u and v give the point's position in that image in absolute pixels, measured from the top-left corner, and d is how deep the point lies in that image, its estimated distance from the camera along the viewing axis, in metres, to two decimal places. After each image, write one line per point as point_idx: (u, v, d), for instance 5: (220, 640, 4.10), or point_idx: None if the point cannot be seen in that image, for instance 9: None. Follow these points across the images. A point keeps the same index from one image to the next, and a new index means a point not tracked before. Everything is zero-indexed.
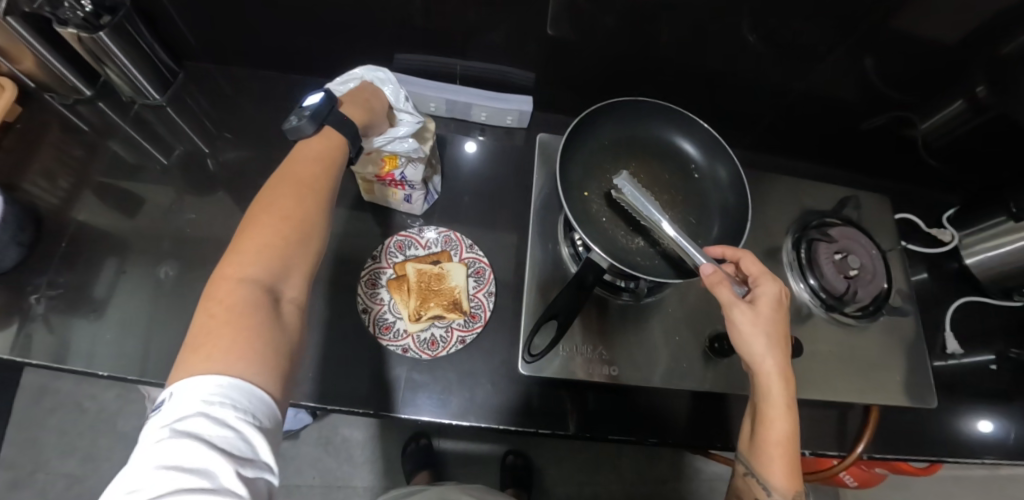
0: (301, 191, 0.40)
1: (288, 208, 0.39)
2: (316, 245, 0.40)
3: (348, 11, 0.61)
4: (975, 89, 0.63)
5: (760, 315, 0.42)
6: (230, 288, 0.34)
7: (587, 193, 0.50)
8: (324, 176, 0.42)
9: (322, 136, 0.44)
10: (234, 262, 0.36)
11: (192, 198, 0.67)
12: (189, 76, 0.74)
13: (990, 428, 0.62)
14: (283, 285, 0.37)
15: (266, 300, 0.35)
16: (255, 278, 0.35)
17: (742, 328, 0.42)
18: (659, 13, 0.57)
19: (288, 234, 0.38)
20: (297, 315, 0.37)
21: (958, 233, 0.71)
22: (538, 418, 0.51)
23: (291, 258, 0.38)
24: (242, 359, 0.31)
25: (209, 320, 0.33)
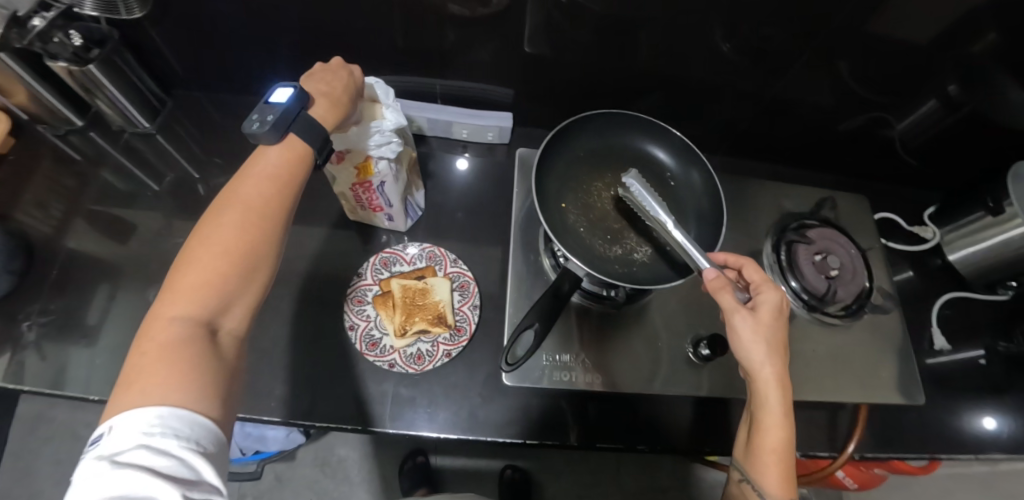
0: (251, 214, 0.38)
1: (231, 238, 0.37)
2: (263, 273, 0.38)
3: (331, 36, 0.63)
4: (945, 86, 0.64)
5: (761, 322, 0.42)
6: (162, 326, 0.34)
7: (565, 205, 0.50)
8: (277, 196, 0.40)
9: (287, 144, 0.42)
10: (169, 297, 0.35)
11: (182, 223, 0.68)
12: (178, 104, 0.75)
13: (981, 423, 0.62)
14: (221, 318, 0.36)
15: (202, 336, 0.34)
16: (188, 314, 0.34)
17: (742, 334, 0.42)
18: (629, 27, 0.59)
19: (227, 267, 0.36)
20: (235, 347, 0.37)
21: (939, 230, 0.72)
22: (528, 428, 0.51)
23: (229, 292, 0.36)
24: (184, 391, 0.31)
25: (141, 357, 0.32)
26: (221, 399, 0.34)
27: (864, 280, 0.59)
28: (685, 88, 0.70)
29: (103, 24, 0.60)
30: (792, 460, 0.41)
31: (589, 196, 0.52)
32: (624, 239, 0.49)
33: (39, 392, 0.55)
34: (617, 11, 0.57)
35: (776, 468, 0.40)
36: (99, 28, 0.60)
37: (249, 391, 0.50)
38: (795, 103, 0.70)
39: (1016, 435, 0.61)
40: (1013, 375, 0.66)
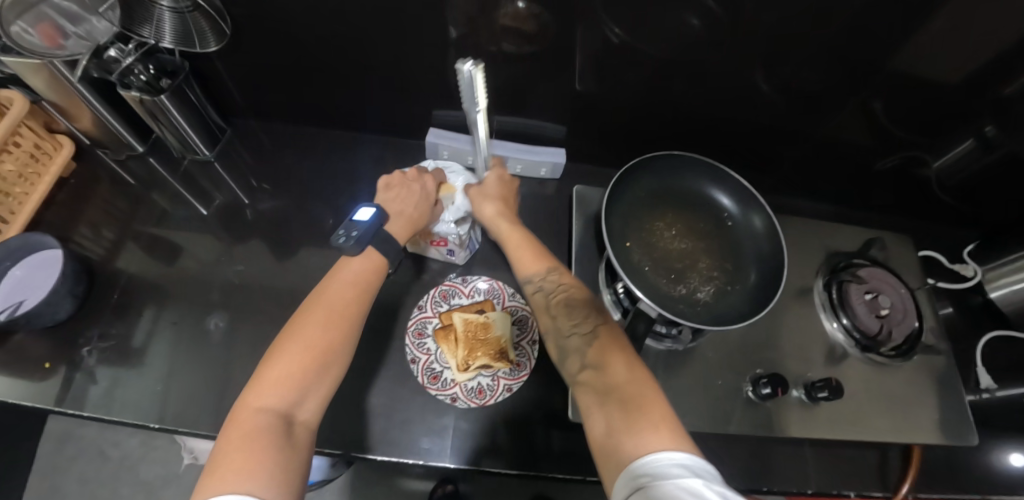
0: (330, 315, 0.44)
1: (313, 336, 0.42)
2: (337, 368, 0.42)
3: (391, 72, 0.65)
4: (984, 129, 0.66)
5: (485, 187, 0.55)
6: (250, 417, 0.37)
7: (629, 244, 0.52)
8: (354, 300, 0.45)
9: (366, 256, 0.48)
10: (258, 387, 0.39)
11: (236, 249, 0.69)
12: (234, 132, 0.77)
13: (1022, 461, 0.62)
14: (298, 410, 0.40)
15: (281, 425, 0.38)
16: (271, 406, 0.38)
17: (487, 211, 0.53)
18: (682, 69, 0.61)
19: (309, 363, 0.41)
20: (307, 438, 0.39)
21: (980, 268, 0.73)
22: (589, 465, 0.51)
23: (308, 384, 0.40)
24: (256, 486, 0.33)
25: (228, 444, 0.36)
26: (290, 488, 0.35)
27: (914, 321, 0.59)
28: (730, 126, 0.71)
29: (178, 56, 0.62)
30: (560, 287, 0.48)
31: (651, 235, 0.53)
32: (688, 279, 0.50)
33: (99, 418, 0.56)
34: (670, 52, 0.59)
35: (537, 263, 0.49)
36: (172, 60, 0.62)
37: None
38: (837, 141, 0.72)
39: None
40: None
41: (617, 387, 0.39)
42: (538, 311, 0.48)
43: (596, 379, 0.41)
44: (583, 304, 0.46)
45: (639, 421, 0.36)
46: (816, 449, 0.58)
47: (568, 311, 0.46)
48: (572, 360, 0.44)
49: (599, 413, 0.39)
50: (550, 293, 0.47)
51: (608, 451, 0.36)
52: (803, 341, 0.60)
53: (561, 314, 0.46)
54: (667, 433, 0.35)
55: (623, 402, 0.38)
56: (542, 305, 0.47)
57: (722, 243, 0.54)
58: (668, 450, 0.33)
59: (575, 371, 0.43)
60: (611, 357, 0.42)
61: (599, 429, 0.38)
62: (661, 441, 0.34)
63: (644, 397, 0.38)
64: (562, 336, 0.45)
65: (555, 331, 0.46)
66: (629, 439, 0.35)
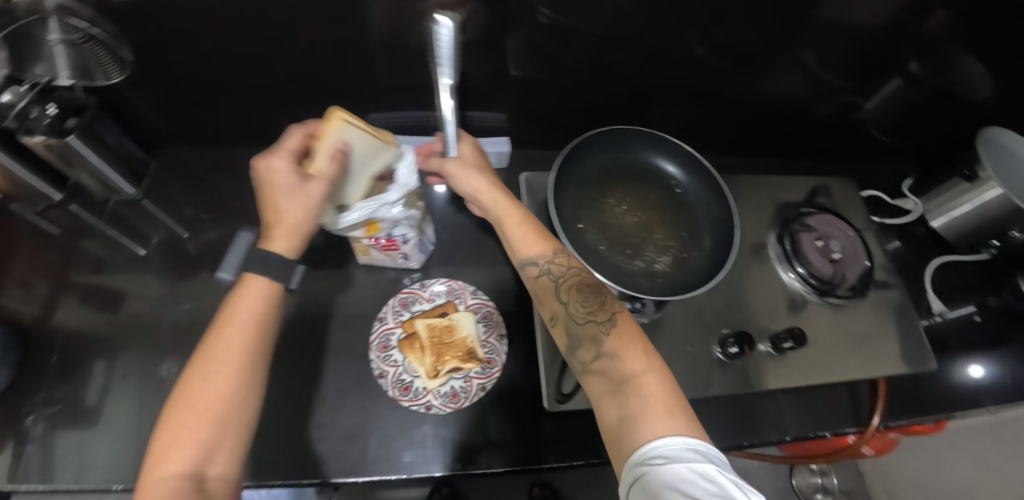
0: (220, 356, 0.39)
1: (201, 386, 0.37)
2: (240, 411, 0.38)
3: (319, 79, 0.62)
4: (910, 66, 0.69)
5: (464, 159, 0.53)
6: (152, 488, 0.33)
7: (582, 226, 0.51)
8: (246, 335, 0.40)
9: (249, 285, 0.42)
10: (155, 457, 0.35)
11: (181, 286, 0.66)
12: (160, 164, 0.73)
13: (980, 373, 0.66)
14: (208, 465, 0.35)
15: (188, 488, 0.33)
16: (174, 470, 0.34)
17: (476, 182, 0.51)
18: (615, 41, 0.61)
19: (206, 415, 0.36)
20: (227, 492, 0.36)
21: (920, 201, 0.77)
22: (575, 450, 0.51)
23: (210, 438, 0.36)
24: None
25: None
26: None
27: (866, 260, 0.61)
28: (670, 93, 0.71)
29: (79, 92, 0.58)
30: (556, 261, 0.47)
31: (603, 214, 0.52)
32: (644, 253, 0.50)
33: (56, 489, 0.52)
34: (602, 26, 0.58)
35: (542, 245, 0.47)
36: (75, 96, 0.58)
37: (287, 455, 0.48)
38: (775, 95, 0.73)
39: (1016, 384, 0.66)
40: (1005, 328, 0.71)
41: (635, 374, 0.38)
42: (545, 296, 0.45)
43: (611, 368, 0.39)
44: (596, 291, 0.44)
45: (656, 409, 0.36)
46: (789, 397, 0.59)
47: (580, 297, 0.44)
48: (586, 349, 0.42)
49: (613, 401, 0.38)
50: (561, 278, 0.45)
51: (620, 435, 0.35)
52: (765, 295, 0.61)
53: (573, 299, 0.44)
54: (682, 420, 0.35)
55: (641, 390, 0.37)
56: (552, 291, 0.45)
57: (673, 211, 0.54)
58: (683, 436, 0.34)
59: (588, 360, 0.41)
60: (628, 343, 0.41)
61: (612, 418, 0.37)
62: (676, 427, 0.34)
63: (662, 384, 0.37)
64: (574, 322, 0.43)
65: (565, 317, 0.44)
66: (644, 425, 0.35)
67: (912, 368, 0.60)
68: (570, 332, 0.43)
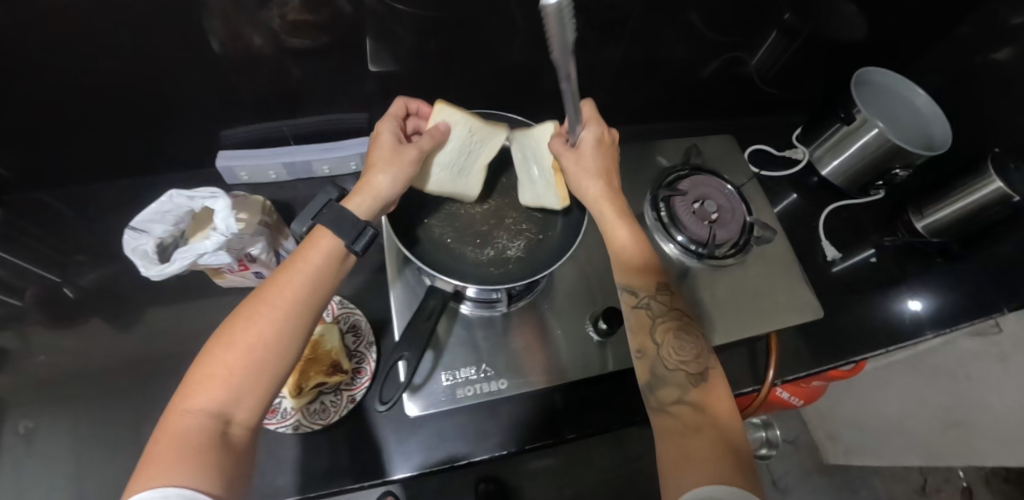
0: (276, 306, 0.40)
1: (255, 329, 0.39)
2: (282, 362, 0.40)
3: (160, 101, 0.59)
4: (782, 16, 0.68)
5: (580, 156, 0.50)
6: (182, 414, 0.36)
7: (429, 221, 0.55)
8: (301, 297, 0.42)
9: (313, 238, 0.45)
10: (189, 387, 0.37)
11: (52, 335, 0.62)
12: (16, 210, 0.68)
13: (921, 305, 0.68)
14: (235, 409, 0.38)
15: (213, 426, 0.36)
16: (203, 406, 0.36)
17: (590, 189, 0.50)
18: (463, 27, 0.58)
19: (254, 359, 0.38)
20: (246, 437, 0.38)
21: (808, 149, 0.77)
22: (456, 449, 0.52)
23: (247, 382, 0.38)
24: (188, 473, 0.33)
25: (156, 446, 0.35)
26: (226, 486, 0.35)
27: (744, 216, 0.61)
28: (543, 73, 0.69)
29: None
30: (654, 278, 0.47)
31: (452, 209, 0.57)
32: (493, 240, 0.55)
33: None
34: (456, 12, 0.56)
35: (646, 280, 0.47)
36: None
37: None
38: (653, 61, 0.72)
39: (910, 319, 0.67)
40: (900, 265, 0.72)
41: (709, 426, 0.39)
42: (639, 329, 0.46)
43: (688, 413, 0.40)
44: (694, 342, 0.44)
45: (721, 457, 0.36)
46: None
47: (677, 344, 0.44)
48: (668, 391, 0.43)
49: (677, 439, 0.39)
50: (659, 317, 0.46)
51: (680, 461, 0.37)
52: None
53: (666, 341, 0.45)
54: (736, 473, 0.35)
55: (714, 441, 0.38)
56: (647, 325, 0.45)
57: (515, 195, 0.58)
58: (735, 484, 0.34)
59: (668, 400, 0.42)
60: (713, 396, 0.42)
61: (672, 449, 0.38)
62: (733, 476, 0.35)
63: (734, 442, 0.38)
64: (663, 365, 0.44)
65: (654, 356, 0.45)
66: (704, 461, 0.36)
67: (802, 318, 0.61)
68: (655, 372, 0.44)
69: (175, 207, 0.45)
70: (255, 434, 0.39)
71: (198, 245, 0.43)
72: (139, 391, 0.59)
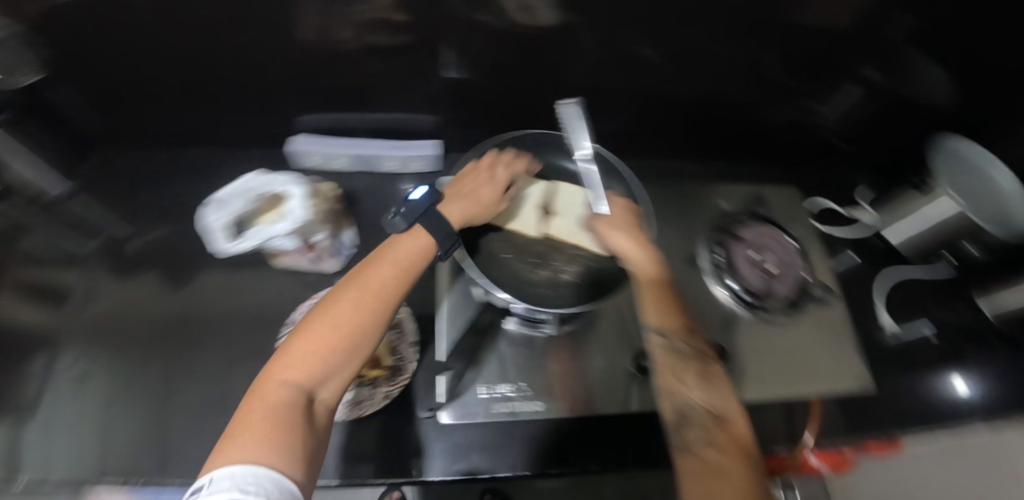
0: (370, 292, 0.41)
1: (348, 312, 0.39)
2: (367, 347, 0.39)
3: (247, 81, 0.62)
4: (864, 72, 0.67)
5: (612, 216, 0.51)
6: (273, 388, 0.35)
7: (488, 232, 0.57)
8: (397, 284, 0.42)
9: (413, 235, 0.45)
10: (283, 359, 0.37)
11: (112, 284, 0.65)
12: (98, 164, 0.72)
13: (967, 388, 0.64)
14: (321, 388, 0.37)
15: (302, 402, 0.35)
16: (296, 379, 0.36)
17: (620, 240, 0.48)
18: (543, 43, 0.59)
19: (344, 340, 0.38)
20: (325, 416, 0.37)
21: (876, 212, 0.74)
22: (481, 462, 0.52)
23: (333, 363, 0.37)
24: (275, 452, 0.31)
25: (249, 412, 0.33)
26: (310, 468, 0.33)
27: (801, 273, 0.60)
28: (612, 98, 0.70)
29: None
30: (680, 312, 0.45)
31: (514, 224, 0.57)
32: (549, 262, 0.55)
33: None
34: (538, 27, 0.56)
35: (675, 322, 0.44)
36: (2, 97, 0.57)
37: None
38: (724, 100, 0.71)
39: (963, 400, 0.63)
40: (958, 346, 0.68)
41: (735, 475, 0.36)
42: (665, 371, 0.43)
43: (711, 459, 0.37)
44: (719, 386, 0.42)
45: None
46: None
47: (702, 385, 0.41)
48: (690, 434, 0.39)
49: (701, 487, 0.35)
50: (685, 358, 0.42)
51: None
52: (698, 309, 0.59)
53: (692, 385, 0.42)
54: None
55: (737, 489, 0.35)
56: (674, 367, 0.42)
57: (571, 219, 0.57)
58: None
59: (689, 444, 0.39)
60: (737, 441, 0.38)
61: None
62: None
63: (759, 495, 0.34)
64: (688, 408, 0.41)
65: (679, 397, 0.42)
66: None
67: (853, 388, 0.59)
68: (678, 412, 0.41)
69: (255, 187, 0.56)
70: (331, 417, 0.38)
71: (272, 229, 0.53)
72: (184, 353, 0.61)
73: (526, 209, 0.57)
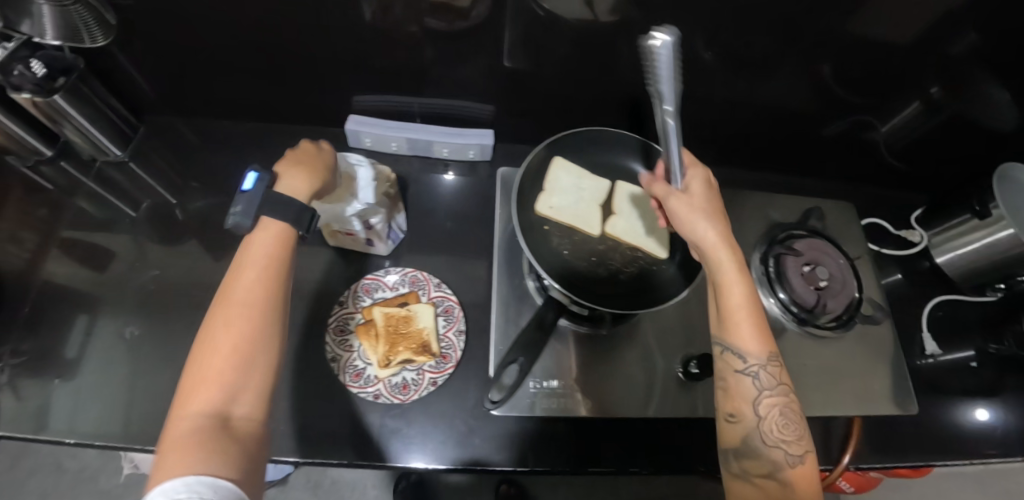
0: (251, 301, 0.39)
1: (234, 326, 0.38)
2: (269, 350, 0.39)
3: (305, 58, 0.62)
4: (930, 90, 0.65)
5: (692, 197, 0.47)
6: (184, 423, 0.34)
7: (547, 228, 0.57)
8: (271, 287, 0.41)
9: (266, 233, 0.43)
10: (185, 392, 0.36)
11: (158, 249, 0.66)
12: (151, 130, 0.73)
13: (987, 416, 0.63)
14: (237, 404, 0.36)
15: (219, 422, 0.34)
16: (201, 406, 0.35)
17: (703, 230, 0.45)
18: (608, 40, 0.57)
19: (241, 352, 0.37)
20: (257, 428, 0.36)
21: (927, 233, 0.73)
22: (517, 456, 0.52)
23: (237, 378, 0.37)
24: (200, 464, 0.31)
25: (163, 448, 0.33)
26: (247, 473, 0.34)
27: (853, 291, 0.59)
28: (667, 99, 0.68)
29: (68, 53, 0.58)
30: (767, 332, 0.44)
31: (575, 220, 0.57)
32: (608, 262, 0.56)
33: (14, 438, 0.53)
34: (600, 22, 0.55)
35: (760, 347, 0.43)
36: (64, 57, 0.57)
37: None
38: (780, 109, 0.69)
39: (1005, 431, 0.62)
40: (1002, 377, 0.66)
41: None
42: (738, 395, 0.43)
43: (779, 494, 0.39)
44: (796, 421, 0.42)
45: None
46: None
47: (781, 420, 0.42)
48: (756, 463, 0.41)
49: None
50: (766, 388, 0.42)
51: None
52: None
53: (769, 416, 0.42)
54: None
55: None
56: (748, 394, 0.43)
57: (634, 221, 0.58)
58: None
59: (755, 473, 0.41)
60: (806, 479, 0.40)
61: None
62: None
63: None
64: (761, 438, 0.41)
65: (750, 424, 0.42)
66: None
67: (893, 411, 0.58)
68: (746, 440, 0.41)
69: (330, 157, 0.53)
70: (264, 427, 0.37)
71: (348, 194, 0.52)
72: None
73: (587, 206, 0.58)
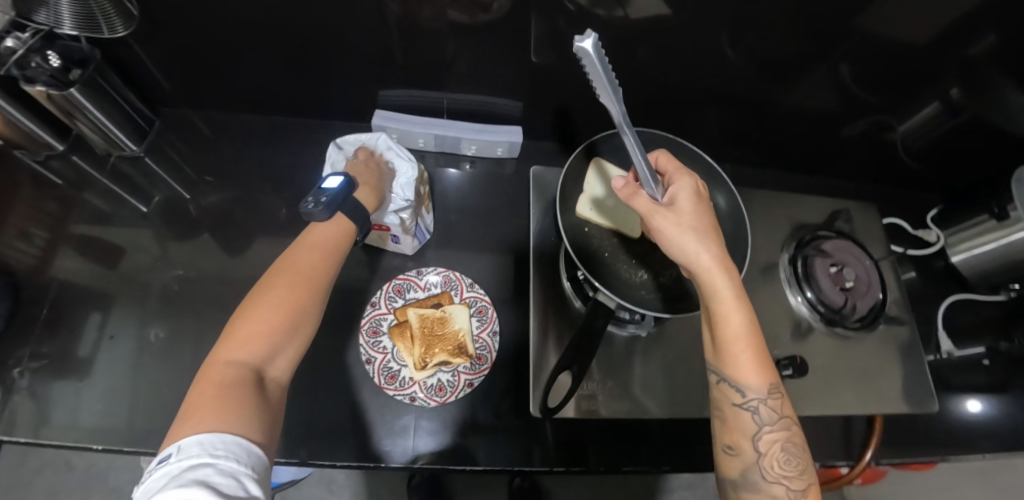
0: (298, 278, 0.42)
1: (279, 297, 0.40)
2: (309, 326, 0.41)
3: (329, 52, 0.60)
4: (950, 92, 0.65)
5: (680, 215, 0.42)
6: (218, 369, 0.36)
7: (588, 229, 0.58)
8: (321, 268, 0.44)
9: (336, 221, 0.47)
10: (226, 345, 0.38)
11: (175, 246, 0.65)
12: (165, 123, 0.71)
13: (978, 408, 0.65)
14: (268, 366, 0.38)
15: (250, 378, 0.36)
16: (241, 359, 0.37)
17: (691, 249, 0.41)
18: (639, 38, 0.57)
19: (279, 320, 0.39)
20: (279, 394, 0.38)
21: (942, 233, 0.74)
22: (551, 456, 0.53)
23: (270, 341, 0.39)
24: (231, 419, 0.32)
25: (197, 396, 0.34)
26: (270, 437, 0.35)
27: (878, 292, 0.61)
28: (692, 98, 0.68)
29: (85, 43, 0.56)
30: (767, 360, 0.40)
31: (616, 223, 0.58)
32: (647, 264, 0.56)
33: (36, 443, 0.51)
34: (632, 20, 0.54)
35: (760, 381, 0.39)
36: (79, 46, 0.56)
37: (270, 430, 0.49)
38: (803, 109, 0.70)
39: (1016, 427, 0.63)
40: (1013, 375, 0.68)
41: None
42: (736, 429, 0.40)
43: None
44: (800, 455, 0.39)
45: None
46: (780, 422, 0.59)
47: (783, 458, 0.39)
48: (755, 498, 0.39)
49: None
50: (766, 423, 0.39)
51: None
52: (772, 319, 0.60)
53: (769, 453, 0.39)
54: None
55: None
56: (746, 428, 0.40)
57: None
58: None
59: None
60: None
61: None
62: None
63: None
64: (760, 475, 0.39)
65: (749, 458, 0.39)
66: None
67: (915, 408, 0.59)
68: (745, 475, 0.39)
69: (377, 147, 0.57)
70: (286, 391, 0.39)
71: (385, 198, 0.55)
72: None
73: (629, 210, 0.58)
